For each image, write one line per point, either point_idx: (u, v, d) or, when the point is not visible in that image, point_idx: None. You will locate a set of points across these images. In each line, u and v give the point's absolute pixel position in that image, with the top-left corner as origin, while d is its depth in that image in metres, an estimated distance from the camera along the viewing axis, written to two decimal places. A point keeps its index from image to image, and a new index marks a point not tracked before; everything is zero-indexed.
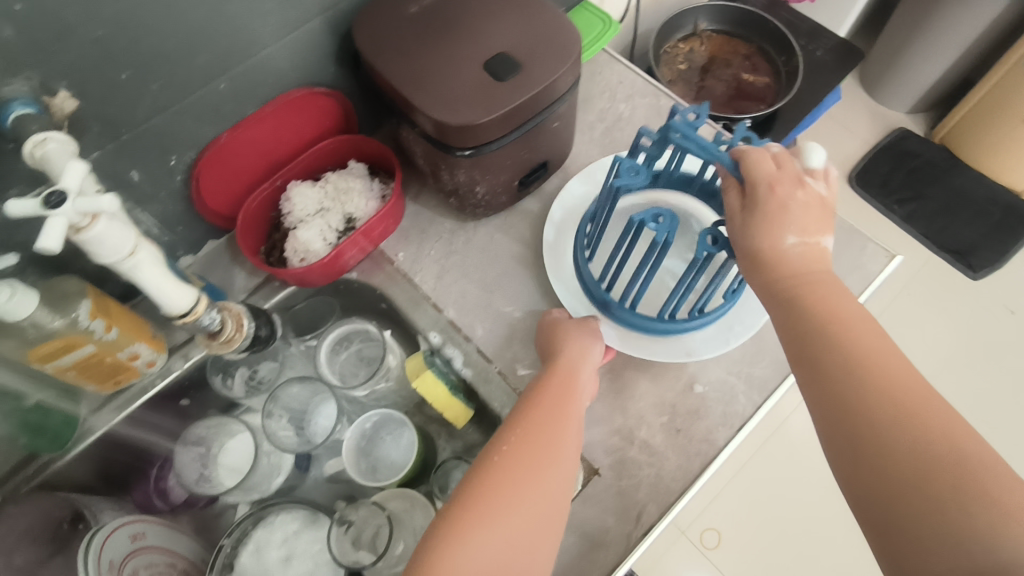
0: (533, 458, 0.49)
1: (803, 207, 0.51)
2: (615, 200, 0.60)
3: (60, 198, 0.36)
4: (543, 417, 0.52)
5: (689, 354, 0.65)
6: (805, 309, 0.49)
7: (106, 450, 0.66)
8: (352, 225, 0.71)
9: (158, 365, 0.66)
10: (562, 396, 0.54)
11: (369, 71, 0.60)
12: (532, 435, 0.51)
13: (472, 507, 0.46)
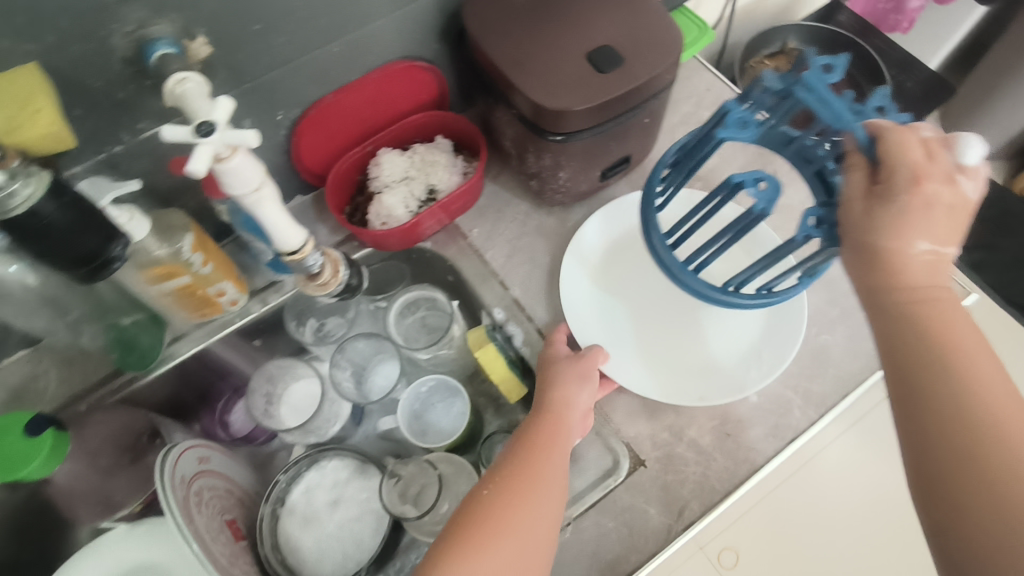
0: (520, 498, 0.49)
1: (943, 211, 0.43)
2: (711, 147, 0.54)
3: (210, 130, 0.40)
4: (531, 457, 0.52)
5: (701, 398, 0.64)
6: (924, 326, 0.43)
7: (182, 377, 0.71)
8: (433, 196, 0.74)
9: (240, 304, 0.70)
10: (553, 435, 0.54)
11: (474, 49, 0.63)
12: (522, 475, 0.51)
13: (447, 550, 0.47)
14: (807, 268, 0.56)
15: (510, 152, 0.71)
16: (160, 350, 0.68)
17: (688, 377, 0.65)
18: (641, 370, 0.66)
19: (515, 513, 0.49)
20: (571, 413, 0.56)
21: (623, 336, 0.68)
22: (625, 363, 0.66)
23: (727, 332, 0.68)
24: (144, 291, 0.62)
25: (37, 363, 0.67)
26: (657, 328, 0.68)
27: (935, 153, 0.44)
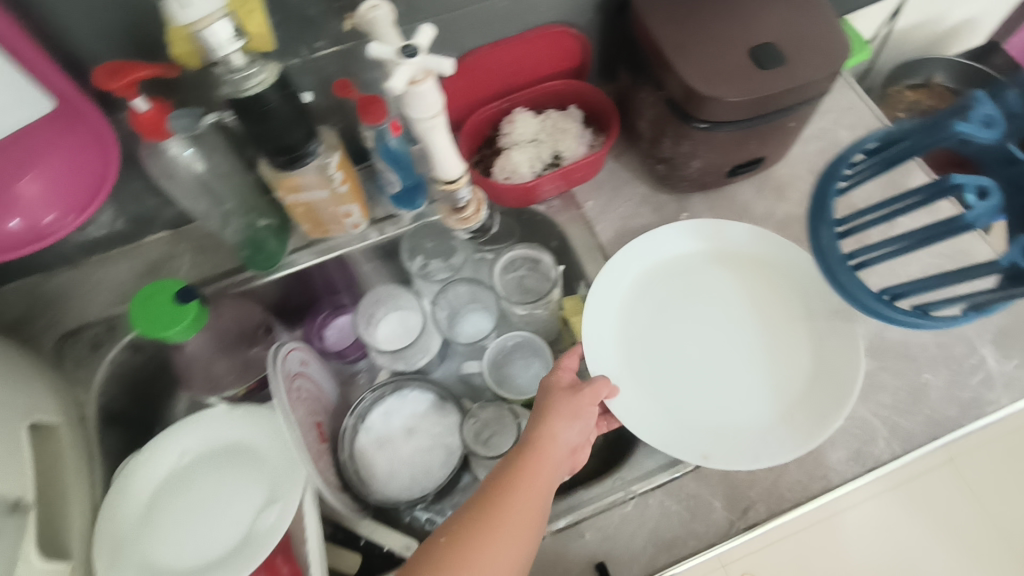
0: (485, 544, 0.49)
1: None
2: (925, 145, 0.55)
3: (415, 52, 0.43)
4: (504, 501, 0.52)
5: (704, 458, 0.60)
6: None
7: (296, 284, 0.76)
8: (557, 162, 0.76)
9: (360, 229, 0.74)
10: (530, 477, 0.53)
11: (636, 26, 0.64)
12: (492, 520, 0.51)
13: None
14: (978, 304, 0.57)
15: (643, 133, 0.72)
16: (282, 259, 0.73)
17: (697, 434, 0.62)
18: (648, 413, 0.64)
19: (478, 558, 0.49)
20: (554, 453, 0.55)
21: (638, 375, 0.66)
22: (633, 402, 0.64)
23: (749, 395, 0.65)
24: (283, 198, 0.66)
25: (176, 245, 0.75)
26: (676, 375, 0.66)
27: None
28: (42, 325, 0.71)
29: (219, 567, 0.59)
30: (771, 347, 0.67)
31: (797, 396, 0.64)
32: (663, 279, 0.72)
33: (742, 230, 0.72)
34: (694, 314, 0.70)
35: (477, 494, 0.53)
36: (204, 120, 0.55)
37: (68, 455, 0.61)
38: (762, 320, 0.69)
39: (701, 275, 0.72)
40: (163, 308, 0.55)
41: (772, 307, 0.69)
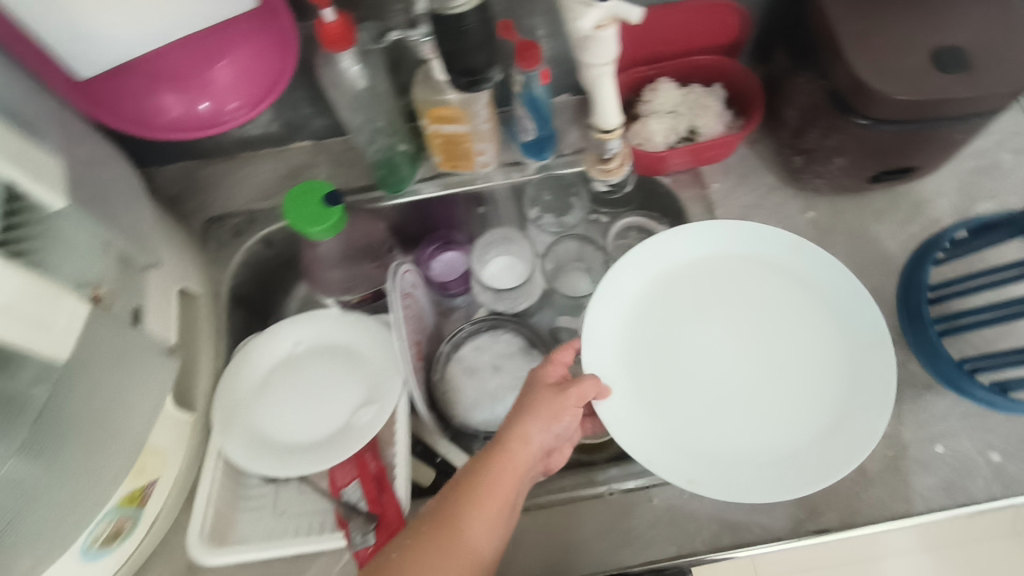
0: (459, 534, 0.49)
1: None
2: None
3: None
4: (479, 492, 0.52)
5: (690, 483, 0.59)
6: None
7: (417, 210, 0.80)
8: (691, 137, 0.75)
9: (488, 169, 0.77)
10: (507, 470, 0.53)
11: (812, 11, 0.63)
12: (466, 511, 0.50)
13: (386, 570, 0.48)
14: None
15: (788, 121, 0.70)
16: (407, 185, 0.77)
17: (689, 458, 0.61)
18: (638, 427, 0.63)
19: (452, 548, 0.49)
20: (529, 455, 0.55)
21: (636, 385, 0.65)
22: (624, 412, 0.64)
23: (753, 425, 0.62)
24: (426, 127, 0.70)
25: (317, 156, 0.80)
26: (675, 391, 0.65)
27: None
28: (192, 206, 0.78)
29: (311, 452, 0.65)
30: (789, 374, 0.64)
31: (809, 435, 0.60)
32: (682, 286, 0.69)
33: (786, 239, 0.68)
34: (708, 328, 0.67)
35: (444, 501, 0.51)
36: (384, 37, 0.64)
37: (202, 322, 0.69)
38: (785, 344, 0.65)
39: (725, 285, 0.69)
40: (312, 207, 0.60)
41: (800, 329, 0.65)
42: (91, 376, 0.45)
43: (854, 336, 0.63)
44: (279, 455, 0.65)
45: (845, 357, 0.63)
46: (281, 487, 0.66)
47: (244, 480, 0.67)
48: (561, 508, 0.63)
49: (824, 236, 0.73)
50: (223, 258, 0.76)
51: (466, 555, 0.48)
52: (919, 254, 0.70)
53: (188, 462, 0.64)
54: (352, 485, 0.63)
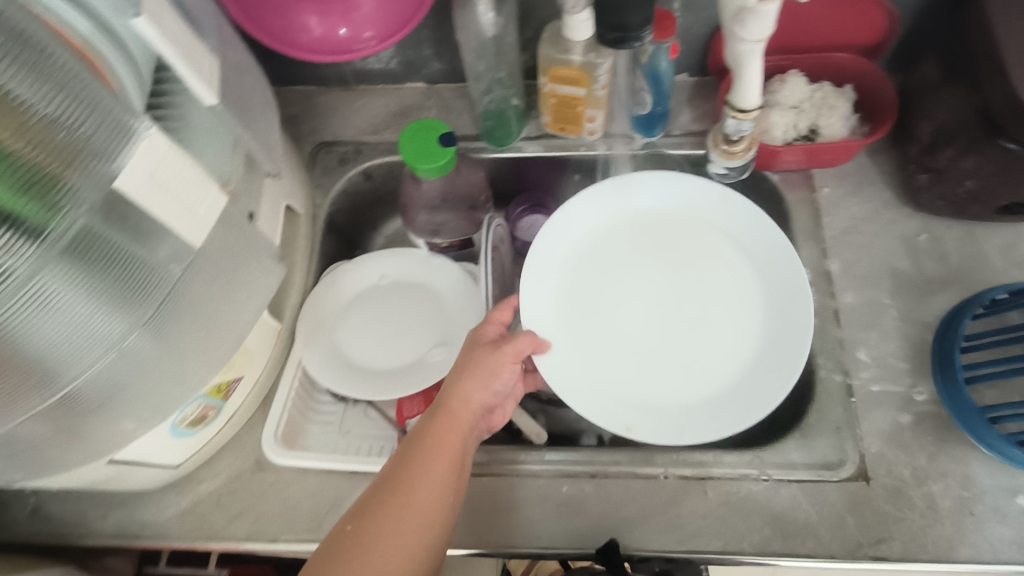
0: (412, 505, 0.49)
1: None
2: None
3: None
4: (425, 458, 0.52)
5: (626, 430, 0.61)
6: None
7: (516, 167, 0.80)
8: (812, 137, 0.72)
9: (594, 137, 0.76)
10: (447, 433, 0.54)
11: (976, 21, 0.59)
12: (412, 478, 0.51)
13: (349, 546, 0.48)
14: None
15: (920, 136, 0.66)
16: (511, 141, 0.77)
17: (625, 406, 0.63)
18: (578, 376, 0.64)
19: (405, 518, 0.49)
20: (468, 412, 0.56)
21: (568, 335, 0.66)
22: (557, 360, 0.64)
23: (685, 373, 0.64)
24: (543, 86, 0.70)
25: (428, 98, 0.81)
26: (607, 340, 0.66)
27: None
28: (306, 128, 0.81)
29: (382, 379, 0.68)
30: (713, 325, 0.66)
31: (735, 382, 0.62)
32: (613, 238, 0.71)
33: (714, 191, 0.70)
34: (636, 279, 0.69)
35: (388, 474, 0.51)
36: None
37: (301, 239, 0.71)
38: (711, 298, 0.67)
39: (654, 236, 0.70)
40: (428, 145, 0.62)
41: (726, 280, 0.67)
42: (214, 266, 0.48)
43: (773, 275, 0.66)
44: (352, 376, 0.68)
45: (771, 307, 0.65)
46: (349, 408, 0.71)
47: (317, 395, 0.71)
48: (614, 481, 0.63)
49: (936, 262, 0.69)
50: (326, 182, 0.79)
51: (421, 520, 0.49)
52: (959, 306, 0.65)
53: (272, 367, 0.68)
54: (417, 418, 0.66)
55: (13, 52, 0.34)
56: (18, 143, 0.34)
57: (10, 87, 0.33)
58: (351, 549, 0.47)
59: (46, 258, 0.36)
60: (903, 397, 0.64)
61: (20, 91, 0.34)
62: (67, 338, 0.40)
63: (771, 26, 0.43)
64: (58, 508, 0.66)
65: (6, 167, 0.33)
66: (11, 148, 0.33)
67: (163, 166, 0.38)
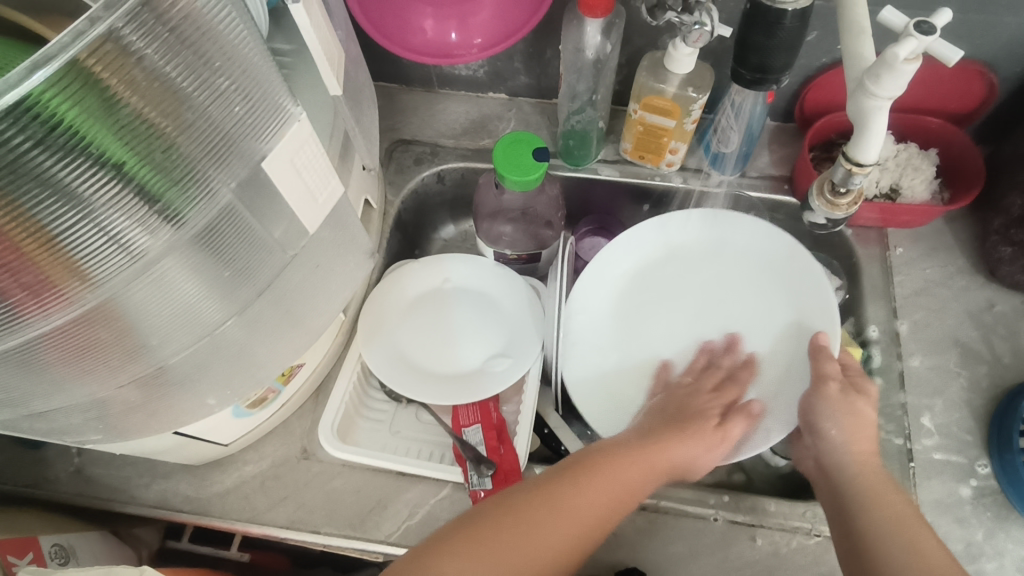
0: (581, 499, 0.53)
1: (871, 428, 0.58)
2: None
3: (931, 31, 0.42)
4: (607, 467, 0.55)
5: (716, 457, 0.61)
6: (854, 480, 0.55)
7: (587, 188, 0.79)
8: (892, 195, 0.72)
9: (670, 168, 0.75)
10: (640, 455, 0.57)
11: None
12: (588, 478, 0.54)
13: (499, 515, 0.51)
14: None
15: (1008, 208, 0.66)
16: (588, 161, 0.77)
17: None
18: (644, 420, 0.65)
19: (568, 506, 0.52)
20: (667, 452, 0.58)
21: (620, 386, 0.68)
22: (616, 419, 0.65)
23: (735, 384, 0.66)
24: (632, 112, 0.70)
25: (508, 110, 0.82)
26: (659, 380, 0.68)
27: (862, 388, 0.60)
28: (386, 124, 0.81)
29: (437, 386, 0.68)
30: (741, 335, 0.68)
31: (777, 385, 0.65)
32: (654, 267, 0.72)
33: (747, 222, 0.69)
34: (661, 317, 0.71)
35: (569, 467, 0.55)
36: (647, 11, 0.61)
37: (373, 232, 0.71)
38: (738, 317, 0.69)
39: (693, 263, 0.71)
40: (522, 158, 0.62)
41: (752, 299, 0.69)
42: (317, 254, 0.48)
43: (767, 261, 0.69)
44: (409, 377, 0.68)
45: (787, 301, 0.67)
46: (400, 408, 0.70)
47: (370, 391, 0.71)
48: (662, 517, 0.63)
49: (1007, 336, 0.69)
50: (399, 180, 0.79)
51: (572, 521, 0.52)
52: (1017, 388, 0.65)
53: (331, 356, 0.68)
54: (473, 427, 0.66)
55: (186, 51, 0.33)
56: (178, 134, 0.34)
57: (181, 82, 0.33)
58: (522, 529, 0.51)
59: (177, 241, 0.37)
60: (965, 468, 0.63)
61: (190, 89, 0.33)
62: (174, 318, 0.40)
63: (905, 85, 0.43)
64: (100, 471, 0.65)
65: (161, 154, 0.33)
66: (171, 139, 0.34)
67: (301, 152, 0.41)
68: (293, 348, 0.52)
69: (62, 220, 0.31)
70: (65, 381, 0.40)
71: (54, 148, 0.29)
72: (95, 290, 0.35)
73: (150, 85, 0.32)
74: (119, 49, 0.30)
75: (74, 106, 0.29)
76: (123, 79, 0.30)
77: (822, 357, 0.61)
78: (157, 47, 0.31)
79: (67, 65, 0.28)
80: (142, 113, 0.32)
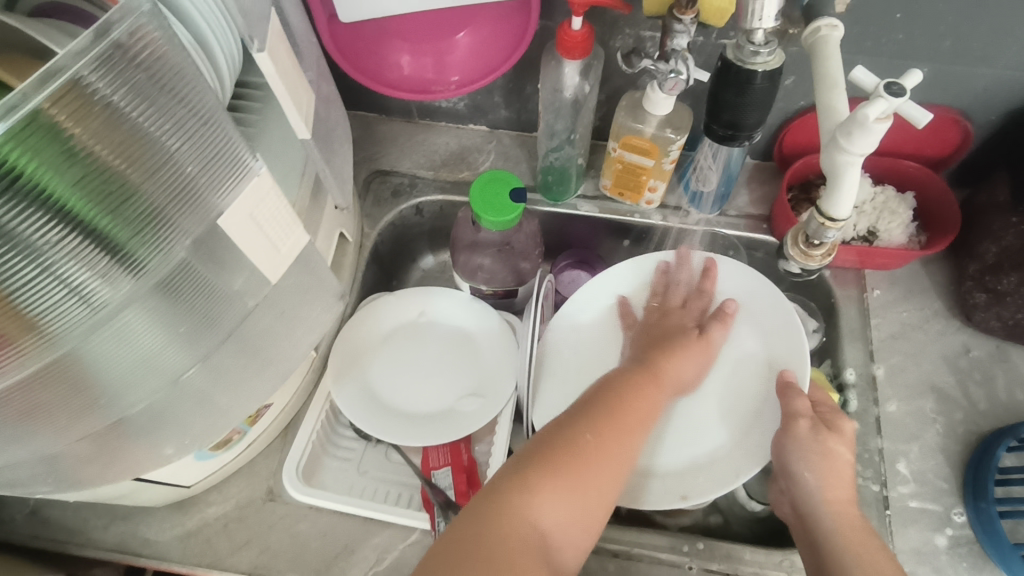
0: (609, 432, 0.54)
1: (846, 468, 0.57)
2: None
3: (899, 93, 0.42)
4: (618, 401, 0.57)
5: (683, 498, 0.61)
6: (832, 534, 0.54)
7: (566, 222, 0.79)
8: (869, 237, 0.71)
9: (649, 206, 0.75)
10: (646, 384, 0.60)
11: None
12: (607, 416, 0.55)
13: (527, 476, 0.50)
14: None
15: (983, 255, 0.67)
16: (567, 198, 0.76)
17: (671, 477, 0.63)
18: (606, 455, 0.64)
19: (601, 448, 0.53)
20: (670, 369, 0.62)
21: None
22: None
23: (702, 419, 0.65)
24: (611, 150, 0.70)
25: (488, 142, 0.81)
26: None
27: (835, 426, 0.58)
28: (364, 155, 0.80)
29: (410, 425, 0.67)
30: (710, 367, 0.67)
31: (748, 420, 0.63)
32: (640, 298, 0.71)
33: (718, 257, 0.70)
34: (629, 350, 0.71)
35: (578, 410, 0.56)
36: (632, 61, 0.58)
37: (347, 266, 0.69)
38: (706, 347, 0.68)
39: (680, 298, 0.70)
40: (499, 197, 0.62)
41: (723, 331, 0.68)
42: (282, 301, 0.47)
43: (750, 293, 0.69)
44: (377, 417, 0.67)
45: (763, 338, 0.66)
46: (370, 447, 0.69)
47: (339, 429, 0.69)
48: (636, 564, 0.62)
49: (982, 381, 0.69)
50: (376, 212, 0.78)
51: (600, 450, 0.53)
52: (992, 436, 0.65)
53: (301, 393, 0.66)
54: (443, 470, 0.65)
55: (152, 99, 0.32)
56: (142, 181, 0.33)
57: (147, 127, 0.32)
58: (572, 455, 0.52)
59: (138, 291, 0.36)
60: (940, 516, 0.63)
61: (157, 135, 0.33)
62: (133, 368, 0.39)
63: (876, 143, 0.43)
64: (57, 512, 0.63)
65: (124, 204, 0.32)
66: (135, 186, 0.33)
67: (265, 203, 0.40)
68: (257, 393, 0.51)
69: (18, 274, 0.30)
70: (17, 440, 0.38)
71: (13, 202, 0.28)
72: (52, 345, 0.34)
73: (114, 134, 0.31)
74: (85, 98, 0.29)
75: (35, 159, 0.28)
76: (88, 128, 0.30)
77: (791, 393, 0.60)
78: (123, 93, 0.31)
79: (29, 118, 0.27)
80: (106, 162, 0.31)
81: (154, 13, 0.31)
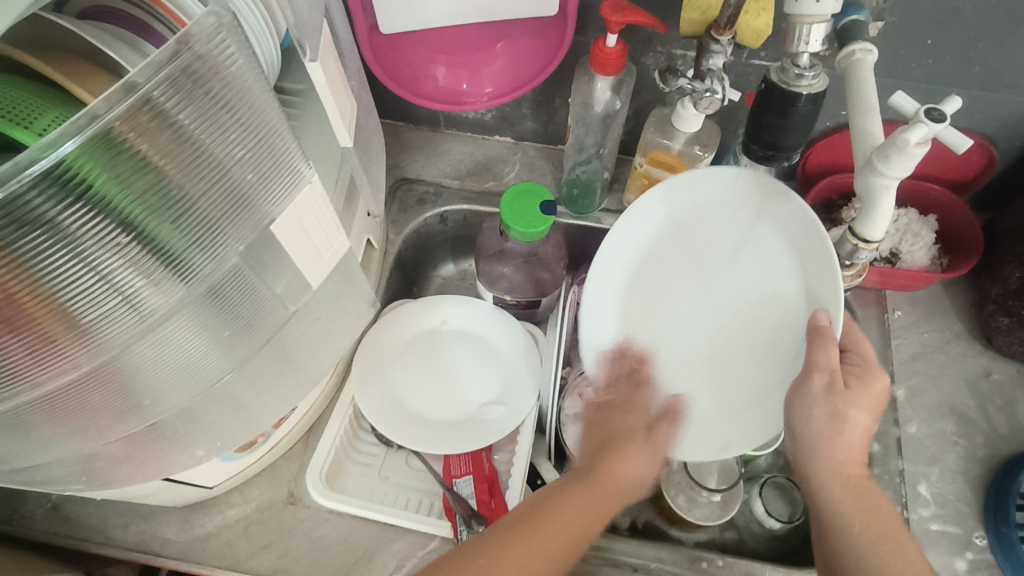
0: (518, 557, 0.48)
1: (857, 427, 0.51)
2: None
3: (939, 119, 0.43)
4: (544, 520, 0.50)
5: (720, 450, 0.57)
6: (828, 487, 0.52)
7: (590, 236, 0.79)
8: (892, 259, 0.72)
9: None
10: (578, 498, 0.52)
11: None
12: (519, 537, 0.49)
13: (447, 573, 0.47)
14: None
15: (1006, 279, 0.67)
16: (591, 211, 0.77)
17: (715, 423, 0.58)
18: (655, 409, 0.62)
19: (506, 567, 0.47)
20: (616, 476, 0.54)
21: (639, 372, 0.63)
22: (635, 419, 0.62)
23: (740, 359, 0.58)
24: (638, 166, 0.70)
25: (513, 153, 0.82)
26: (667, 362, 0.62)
27: (853, 384, 0.51)
28: (391, 162, 0.81)
29: (428, 431, 0.67)
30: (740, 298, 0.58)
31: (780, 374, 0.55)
32: (663, 252, 0.63)
33: (727, 174, 0.58)
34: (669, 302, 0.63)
35: (505, 522, 0.50)
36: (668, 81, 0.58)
37: (372, 272, 0.70)
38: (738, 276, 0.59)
39: (713, 238, 0.60)
40: (530, 209, 0.62)
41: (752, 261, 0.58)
42: (319, 309, 0.48)
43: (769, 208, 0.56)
44: (396, 420, 0.67)
45: (797, 271, 0.54)
46: (391, 453, 0.69)
47: (361, 435, 0.70)
48: None
49: (1004, 406, 0.69)
50: (401, 219, 0.78)
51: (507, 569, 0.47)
52: (1015, 460, 0.65)
53: (324, 399, 0.67)
54: (464, 479, 0.64)
55: (214, 115, 0.33)
56: (198, 193, 0.34)
57: (208, 143, 0.33)
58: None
59: (186, 300, 0.36)
60: (961, 540, 0.62)
61: (217, 149, 0.33)
62: (173, 376, 0.39)
63: (912, 167, 0.44)
64: (78, 509, 0.63)
65: (180, 214, 0.33)
66: (191, 197, 0.33)
67: (310, 213, 0.41)
68: (287, 396, 0.51)
69: (75, 278, 0.31)
70: (59, 437, 0.39)
71: (78, 208, 0.29)
72: (99, 350, 0.34)
73: (179, 150, 0.32)
74: (156, 118, 0.30)
75: (101, 171, 0.29)
76: (155, 143, 0.31)
77: (819, 342, 0.48)
78: (189, 112, 0.31)
79: (100, 135, 0.28)
80: (168, 177, 0.32)
81: (230, 28, 0.32)
